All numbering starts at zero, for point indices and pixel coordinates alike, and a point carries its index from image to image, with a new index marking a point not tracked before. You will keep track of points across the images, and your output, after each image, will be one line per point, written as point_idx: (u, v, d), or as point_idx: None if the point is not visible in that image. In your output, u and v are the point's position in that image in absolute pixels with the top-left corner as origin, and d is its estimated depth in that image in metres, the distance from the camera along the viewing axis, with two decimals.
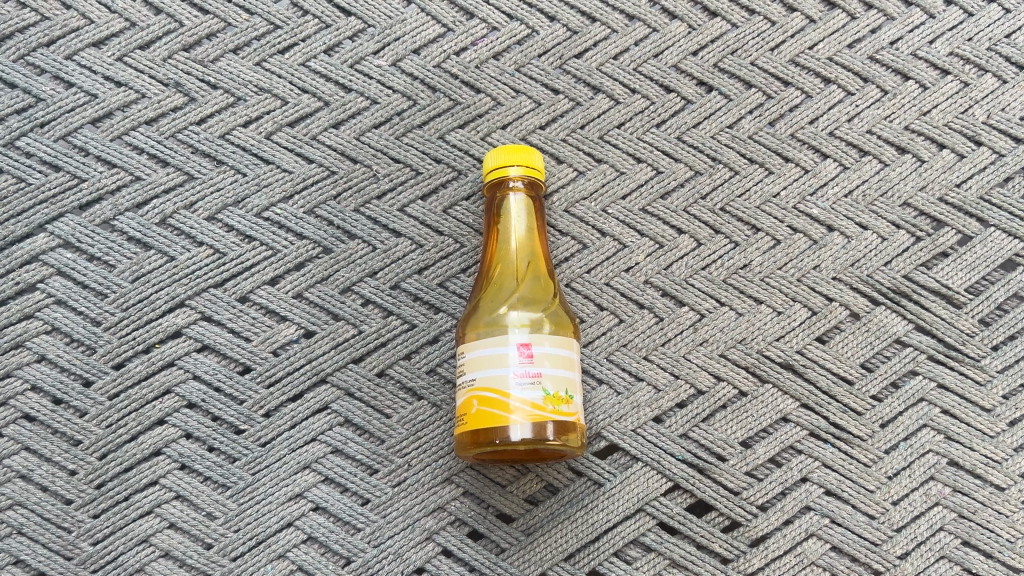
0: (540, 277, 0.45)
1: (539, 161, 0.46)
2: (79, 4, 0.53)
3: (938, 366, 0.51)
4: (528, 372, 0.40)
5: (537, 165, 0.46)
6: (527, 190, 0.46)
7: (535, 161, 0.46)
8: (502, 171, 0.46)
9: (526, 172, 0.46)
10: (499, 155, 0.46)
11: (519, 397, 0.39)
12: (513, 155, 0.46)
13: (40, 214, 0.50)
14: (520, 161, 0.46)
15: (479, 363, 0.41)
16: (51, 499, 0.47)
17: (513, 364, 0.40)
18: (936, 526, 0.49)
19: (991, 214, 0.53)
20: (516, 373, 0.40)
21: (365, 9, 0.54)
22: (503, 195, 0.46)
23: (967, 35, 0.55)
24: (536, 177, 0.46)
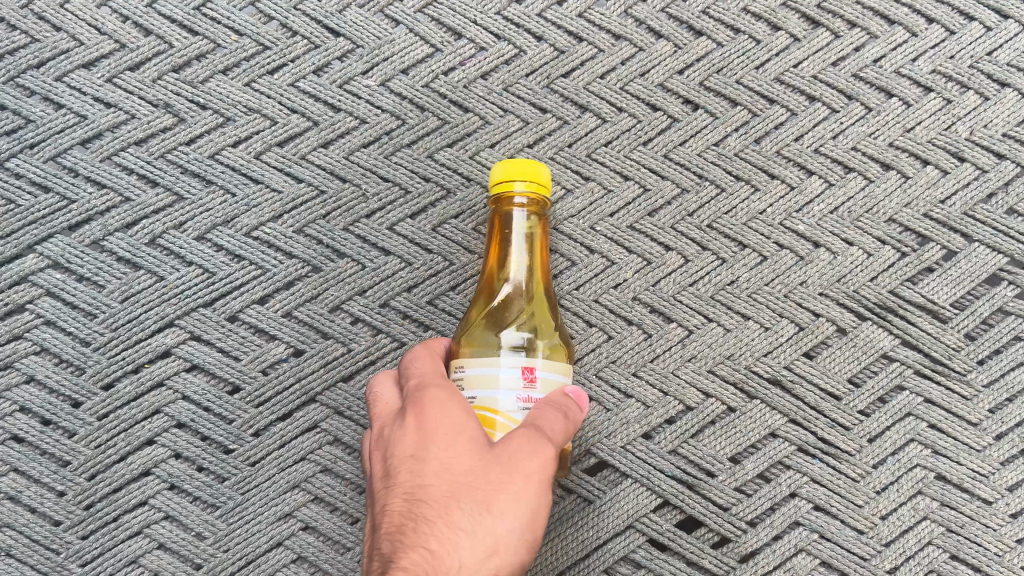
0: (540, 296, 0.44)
1: (546, 176, 0.44)
2: (70, 27, 0.53)
3: (924, 381, 0.51)
4: (524, 395, 0.38)
5: (544, 180, 0.44)
6: (530, 206, 0.44)
7: (541, 176, 0.44)
8: (507, 186, 0.43)
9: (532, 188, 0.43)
10: (506, 169, 0.43)
11: (512, 419, 0.38)
12: (521, 171, 0.43)
13: (30, 235, 0.50)
14: (526, 179, 0.43)
15: (472, 380, 0.38)
16: (40, 521, 0.48)
17: (511, 386, 0.38)
18: (924, 540, 0.50)
19: (975, 229, 0.53)
20: (512, 395, 0.38)
21: (354, 30, 0.54)
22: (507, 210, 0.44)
23: (948, 53, 0.55)
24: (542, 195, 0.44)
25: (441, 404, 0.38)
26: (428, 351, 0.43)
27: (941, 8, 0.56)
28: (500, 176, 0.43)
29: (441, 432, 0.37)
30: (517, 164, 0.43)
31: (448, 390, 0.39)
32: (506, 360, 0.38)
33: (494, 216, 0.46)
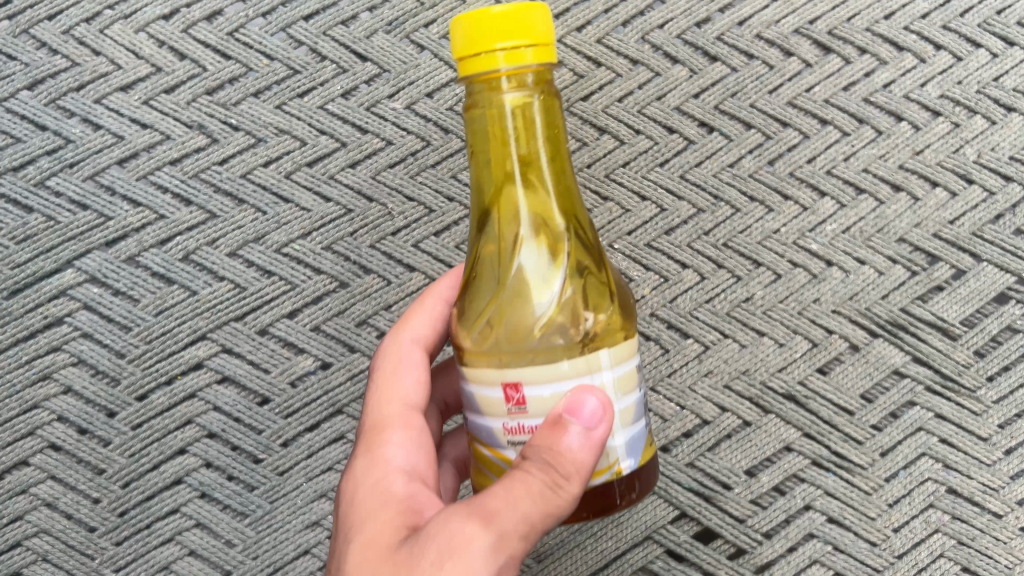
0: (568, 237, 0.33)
1: (546, 30, 0.30)
2: (108, 51, 0.55)
3: (935, 398, 0.53)
4: (520, 425, 0.30)
5: (542, 36, 0.30)
6: (530, 83, 0.31)
7: (538, 29, 0.30)
8: (491, 62, 0.30)
9: (523, 56, 0.30)
10: (482, 33, 0.30)
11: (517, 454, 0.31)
12: (503, 29, 0.30)
13: (69, 251, 0.52)
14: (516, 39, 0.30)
15: (469, 400, 0.32)
16: (76, 527, 0.50)
17: (498, 415, 0.30)
18: (935, 552, 0.51)
19: (983, 249, 0.55)
20: (506, 427, 0.30)
21: (381, 55, 0.55)
22: (496, 98, 0.31)
23: (956, 78, 0.57)
24: (541, 60, 0.30)
25: (355, 499, 0.35)
26: (388, 380, 0.40)
27: (948, 35, 0.57)
28: (472, 47, 0.30)
29: (350, 532, 0.34)
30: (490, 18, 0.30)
31: (367, 472, 0.36)
32: (490, 381, 0.30)
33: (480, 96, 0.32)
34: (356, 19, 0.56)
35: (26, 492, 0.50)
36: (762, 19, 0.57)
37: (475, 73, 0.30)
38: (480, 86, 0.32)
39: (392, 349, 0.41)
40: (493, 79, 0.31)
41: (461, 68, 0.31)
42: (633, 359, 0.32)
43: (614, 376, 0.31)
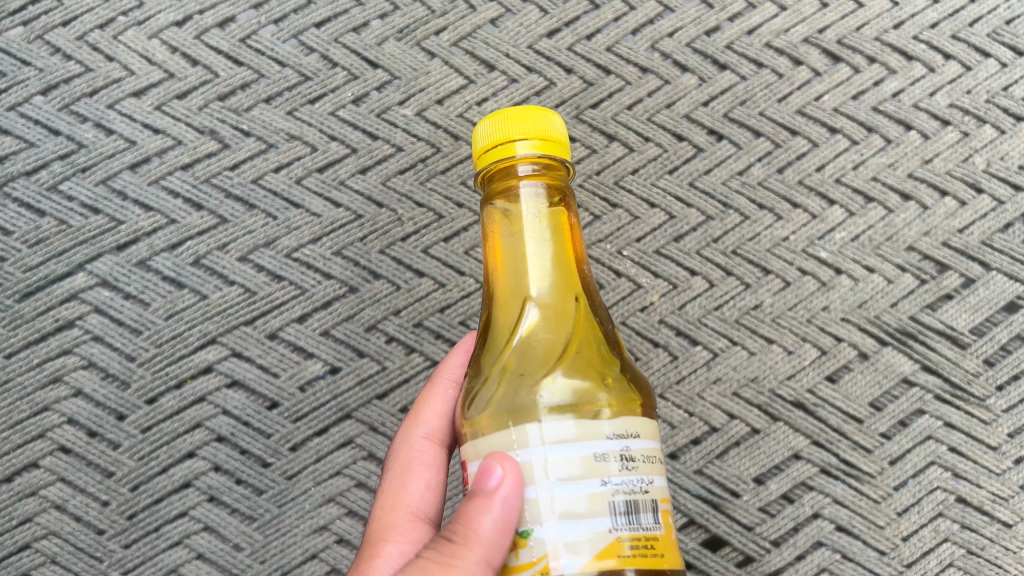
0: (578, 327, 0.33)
1: (558, 133, 0.34)
2: (122, 57, 0.55)
3: (944, 406, 0.53)
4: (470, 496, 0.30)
5: (557, 134, 0.33)
6: (544, 175, 0.34)
7: (551, 127, 0.33)
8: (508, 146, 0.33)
9: (543, 140, 0.33)
10: (504, 121, 0.33)
11: None
12: (522, 118, 0.33)
13: (81, 254, 0.53)
14: (533, 131, 0.33)
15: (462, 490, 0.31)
16: (85, 529, 0.49)
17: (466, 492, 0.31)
18: (945, 562, 0.51)
19: (992, 257, 0.55)
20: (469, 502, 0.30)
21: (391, 62, 0.56)
22: (514, 183, 0.34)
23: (965, 88, 0.58)
24: (555, 153, 0.33)
25: None
26: (401, 472, 0.42)
27: (957, 45, 0.58)
28: (495, 141, 0.33)
29: None
30: (513, 113, 0.33)
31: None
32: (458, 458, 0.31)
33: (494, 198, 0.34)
34: (367, 26, 0.57)
35: (36, 494, 0.50)
36: (772, 28, 0.59)
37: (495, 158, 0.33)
38: (501, 179, 0.34)
39: (404, 446, 0.43)
40: (511, 167, 0.34)
41: (481, 164, 0.34)
42: (589, 446, 0.27)
43: (545, 456, 0.27)
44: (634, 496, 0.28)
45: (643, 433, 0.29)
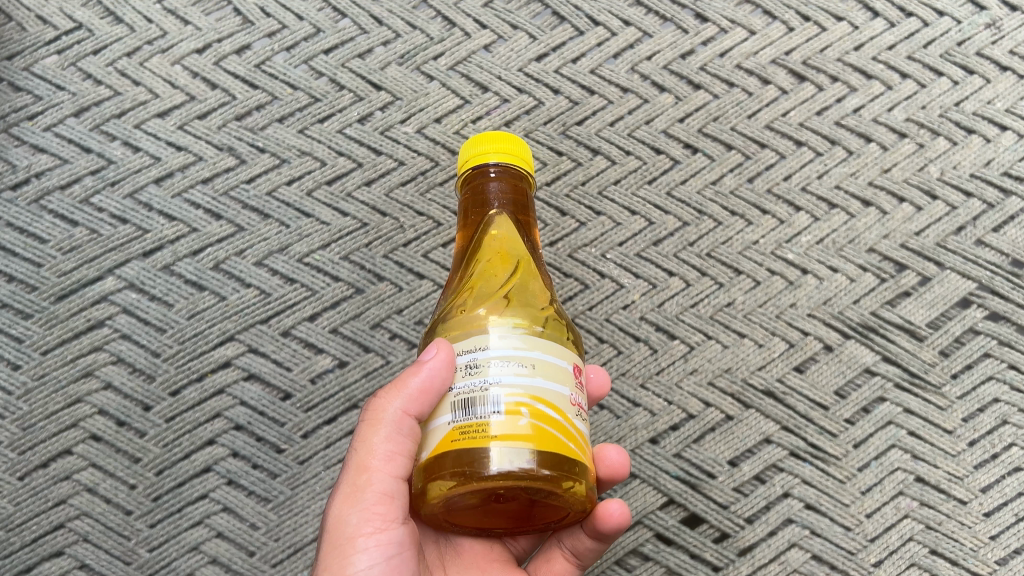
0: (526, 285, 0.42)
1: (523, 152, 0.44)
2: (148, 82, 0.61)
3: (903, 393, 0.57)
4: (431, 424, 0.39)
5: (523, 152, 0.44)
6: (509, 179, 0.44)
7: (518, 147, 0.44)
8: (482, 159, 0.43)
9: (509, 153, 0.43)
10: (477, 143, 0.43)
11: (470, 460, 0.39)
12: (493, 137, 0.43)
13: (110, 260, 0.58)
14: (501, 147, 0.43)
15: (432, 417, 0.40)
16: (114, 510, 0.54)
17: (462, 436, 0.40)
18: (906, 536, 0.55)
19: (946, 257, 0.60)
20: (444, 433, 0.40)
21: (394, 85, 0.62)
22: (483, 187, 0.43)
23: (920, 104, 0.63)
24: (517, 162, 0.43)
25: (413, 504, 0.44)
26: None
27: (913, 64, 0.64)
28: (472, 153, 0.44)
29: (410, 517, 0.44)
30: (489, 132, 0.44)
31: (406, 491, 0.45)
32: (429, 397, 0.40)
33: (467, 198, 0.45)
34: (371, 52, 0.63)
35: (69, 478, 0.54)
36: (742, 51, 0.64)
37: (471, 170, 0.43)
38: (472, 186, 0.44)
39: None
40: (482, 175, 0.44)
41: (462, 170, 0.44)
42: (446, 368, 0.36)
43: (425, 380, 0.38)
44: (473, 394, 0.35)
45: (547, 347, 0.36)
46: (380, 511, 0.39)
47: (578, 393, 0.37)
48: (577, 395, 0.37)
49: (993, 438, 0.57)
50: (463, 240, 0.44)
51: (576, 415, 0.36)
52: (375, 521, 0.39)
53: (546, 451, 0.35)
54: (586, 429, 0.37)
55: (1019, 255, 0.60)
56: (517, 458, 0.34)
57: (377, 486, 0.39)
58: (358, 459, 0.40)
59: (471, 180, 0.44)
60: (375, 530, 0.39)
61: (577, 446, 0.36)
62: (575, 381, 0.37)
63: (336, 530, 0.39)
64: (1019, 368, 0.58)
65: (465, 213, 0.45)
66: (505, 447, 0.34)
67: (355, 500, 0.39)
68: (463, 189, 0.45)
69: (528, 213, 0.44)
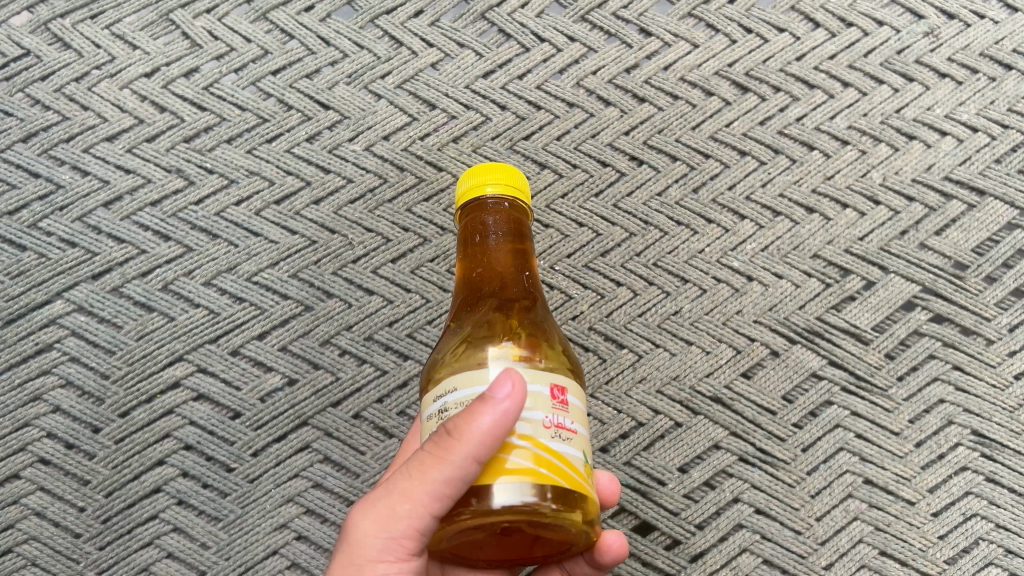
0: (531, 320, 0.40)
1: (520, 184, 0.42)
2: (96, 106, 0.61)
3: (850, 397, 0.58)
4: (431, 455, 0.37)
5: (522, 183, 0.43)
6: (507, 211, 0.42)
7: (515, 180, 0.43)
8: (479, 189, 0.42)
9: (508, 184, 0.42)
10: (475, 175, 0.42)
11: None
12: (490, 169, 0.42)
13: (59, 283, 0.58)
14: (497, 178, 0.42)
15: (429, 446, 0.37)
16: (63, 533, 0.54)
17: None
18: (855, 538, 0.55)
19: (890, 261, 0.60)
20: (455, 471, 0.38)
21: (341, 104, 0.62)
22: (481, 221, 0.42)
23: (862, 111, 0.64)
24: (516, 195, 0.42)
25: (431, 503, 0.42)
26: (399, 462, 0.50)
27: (854, 73, 0.64)
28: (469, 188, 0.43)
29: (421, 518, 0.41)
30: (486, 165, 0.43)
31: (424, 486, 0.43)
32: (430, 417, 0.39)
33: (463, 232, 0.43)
34: (319, 72, 0.63)
35: (17, 502, 0.54)
36: (685, 64, 0.65)
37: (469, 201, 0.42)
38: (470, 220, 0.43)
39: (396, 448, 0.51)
40: (480, 209, 0.42)
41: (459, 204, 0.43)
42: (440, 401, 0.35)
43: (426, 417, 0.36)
44: None
45: (541, 377, 0.34)
46: (407, 544, 0.36)
47: (560, 413, 0.34)
48: (565, 417, 0.34)
49: (940, 438, 0.57)
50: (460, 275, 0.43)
51: (560, 440, 0.34)
52: (397, 552, 0.37)
53: (539, 484, 0.33)
54: (580, 453, 0.34)
55: (961, 258, 0.61)
56: (526, 495, 0.32)
57: (414, 524, 0.36)
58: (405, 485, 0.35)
59: (469, 212, 0.43)
60: (394, 560, 0.37)
61: (573, 475, 0.34)
62: (556, 401, 0.34)
63: (356, 546, 0.37)
64: (964, 368, 0.59)
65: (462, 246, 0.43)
66: (510, 483, 0.33)
67: (386, 529, 0.36)
68: (463, 223, 0.44)
69: (527, 247, 0.43)
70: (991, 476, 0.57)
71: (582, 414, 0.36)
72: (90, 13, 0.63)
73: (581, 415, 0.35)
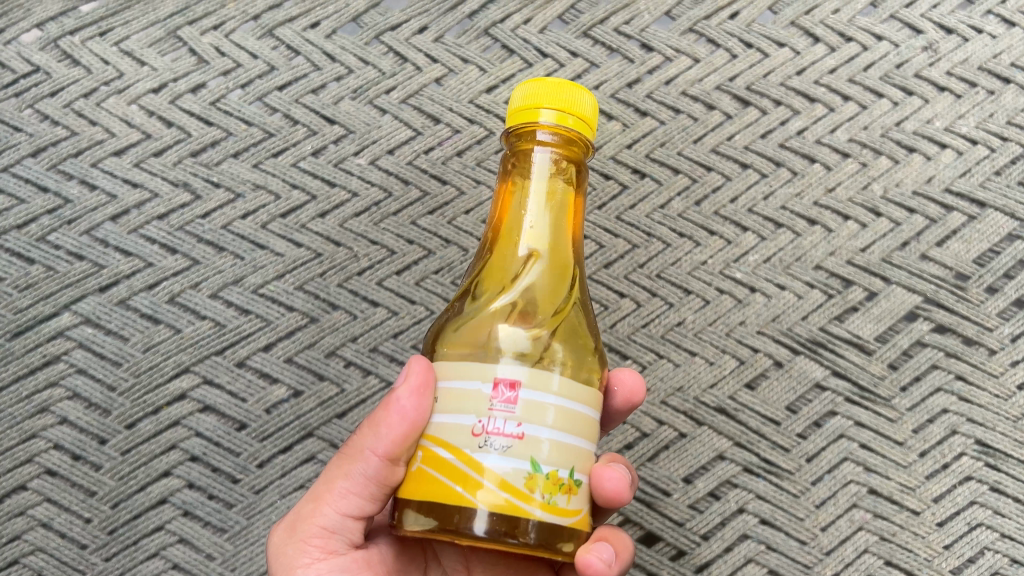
0: (548, 283, 0.39)
1: (581, 114, 0.39)
2: (103, 120, 0.61)
3: (854, 407, 0.58)
4: None
5: (584, 110, 0.39)
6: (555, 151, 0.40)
7: (580, 104, 0.39)
8: (534, 112, 0.38)
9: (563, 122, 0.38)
10: (530, 93, 0.39)
11: None
12: (549, 96, 0.38)
13: (67, 296, 0.59)
14: (555, 107, 0.38)
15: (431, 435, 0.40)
16: (69, 544, 0.56)
17: None
18: (861, 548, 0.57)
19: (892, 273, 0.60)
20: None
21: (347, 118, 0.62)
22: (529, 149, 0.40)
23: (862, 124, 0.63)
24: (576, 125, 0.39)
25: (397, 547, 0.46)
26: None
27: (854, 87, 0.63)
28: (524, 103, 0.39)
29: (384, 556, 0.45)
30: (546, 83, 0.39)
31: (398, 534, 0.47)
32: None
33: (512, 146, 0.41)
34: (325, 87, 0.63)
35: (24, 513, 0.56)
36: (687, 78, 0.64)
37: (520, 122, 0.39)
38: (518, 137, 0.40)
39: None
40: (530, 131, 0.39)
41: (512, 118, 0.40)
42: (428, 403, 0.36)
43: None
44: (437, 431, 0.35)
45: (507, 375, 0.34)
46: (317, 543, 0.42)
47: (506, 418, 0.34)
48: (507, 422, 0.33)
49: (944, 448, 0.58)
50: (502, 190, 0.41)
51: (500, 454, 0.34)
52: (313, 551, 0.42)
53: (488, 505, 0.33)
54: (527, 462, 0.34)
55: (962, 269, 0.61)
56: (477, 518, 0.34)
57: (321, 520, 0.42)
58: (317, 493, 0.43)
59: (520, 133, 0.40)
60: (314, 560, 0.42)
61: (516, 491, 0.34)
62: (505, 400, 0.34)
63: (276, 556, 0.43)
64: (966, 378, 0.59)
65: (508, 168, 0.41)
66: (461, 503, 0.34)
67: (297, 530, 0.43)
68: (511, 141, 0.41)
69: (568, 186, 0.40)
70: (996, 485, 0.58)
71: (556, 412, 0.34)
72: (99, 30, 0.63)
73: (541, 416, 0.34)
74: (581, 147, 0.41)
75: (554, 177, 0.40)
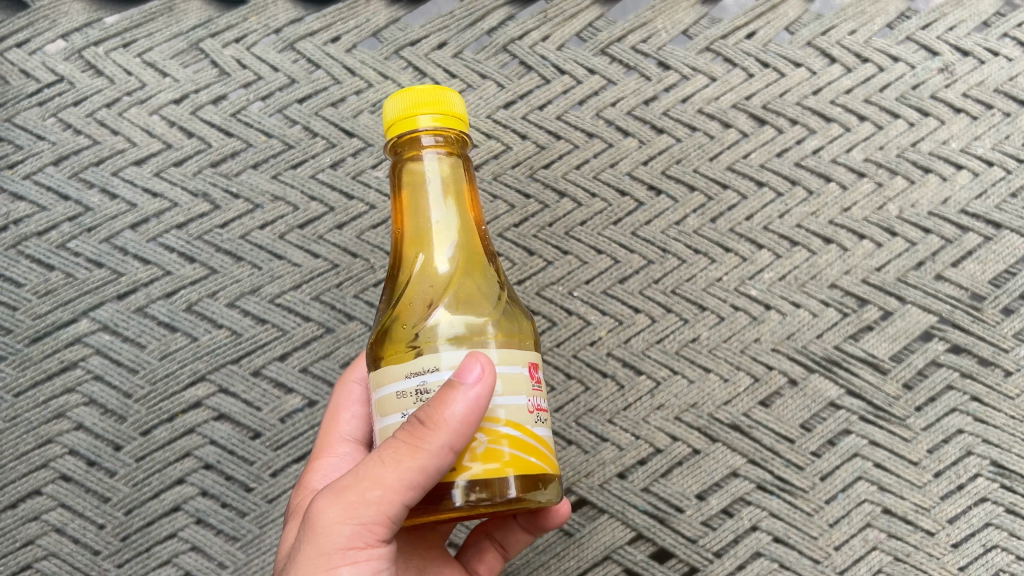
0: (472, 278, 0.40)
1: (452, 111, 0.40)
2: (125, 130, 0.62)
3: (868, 425, 0.58)
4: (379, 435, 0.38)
5: (455, 108, 0.41)
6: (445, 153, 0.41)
7: (450, 105, 0.41)
8: (411, 122, 0.40)
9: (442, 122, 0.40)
10: (405, 105, 0.40)
11: None
12: (424, 103, 0.40)
13: (85, 303, 0.59)
14: (430, 111, 0.40)
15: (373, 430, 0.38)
16: (82, 550, 0.56)
17: None
18: (875, 568, 0.56)
19: (906, 292, 0.60)
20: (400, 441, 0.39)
21: (366, 131, 0.63)
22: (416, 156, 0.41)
23: (878, 144, 0.63)
24: (451, 125, 0.40)
25: None
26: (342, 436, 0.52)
27: (870, 107, 0.64)
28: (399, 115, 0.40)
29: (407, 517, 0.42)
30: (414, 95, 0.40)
31: None
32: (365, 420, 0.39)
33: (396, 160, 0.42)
34: (344, 100, 0.63)
35: (38, 518, 0.56)
36: (703, 96, 0.64)
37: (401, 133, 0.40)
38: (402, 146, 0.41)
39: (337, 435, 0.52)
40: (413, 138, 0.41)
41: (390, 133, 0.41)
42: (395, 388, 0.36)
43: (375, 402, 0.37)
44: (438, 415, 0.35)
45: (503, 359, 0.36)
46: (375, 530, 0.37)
47: (538, 395, 0.37)
48: (540, 399, 0.37)
49: (958, 469, 0.58)
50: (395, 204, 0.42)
51: (541, 425, 0.37)
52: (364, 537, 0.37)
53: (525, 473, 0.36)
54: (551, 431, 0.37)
55: (978, 289, 0.61)
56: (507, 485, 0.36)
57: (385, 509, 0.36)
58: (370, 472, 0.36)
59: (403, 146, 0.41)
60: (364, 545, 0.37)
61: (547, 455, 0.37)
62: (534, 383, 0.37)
63: (322, 536, 0.37)
64: (982, 399, 0.59)
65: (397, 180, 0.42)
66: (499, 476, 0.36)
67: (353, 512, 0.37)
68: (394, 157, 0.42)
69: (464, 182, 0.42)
70: (1011, 507, 0.57)
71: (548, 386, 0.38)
72: (123, 41, 0.64)
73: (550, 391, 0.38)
74: (460, 144, 0.42)
75: (448, 174, 0.41)
